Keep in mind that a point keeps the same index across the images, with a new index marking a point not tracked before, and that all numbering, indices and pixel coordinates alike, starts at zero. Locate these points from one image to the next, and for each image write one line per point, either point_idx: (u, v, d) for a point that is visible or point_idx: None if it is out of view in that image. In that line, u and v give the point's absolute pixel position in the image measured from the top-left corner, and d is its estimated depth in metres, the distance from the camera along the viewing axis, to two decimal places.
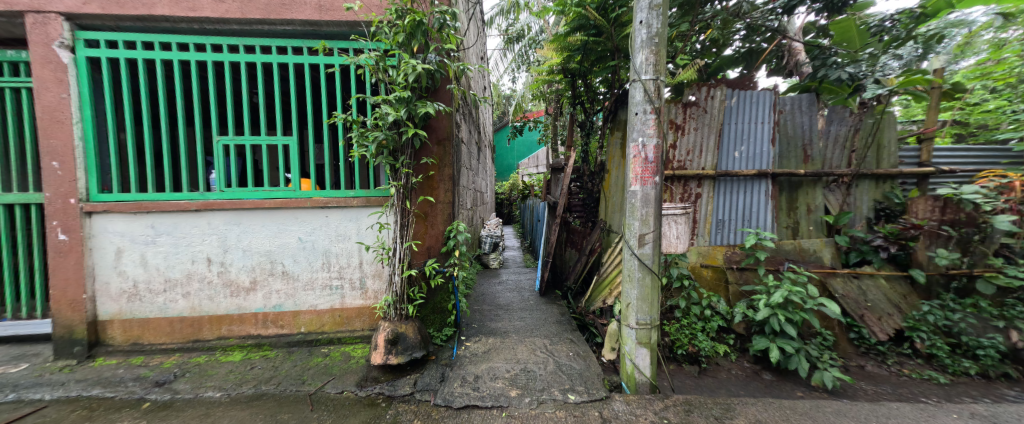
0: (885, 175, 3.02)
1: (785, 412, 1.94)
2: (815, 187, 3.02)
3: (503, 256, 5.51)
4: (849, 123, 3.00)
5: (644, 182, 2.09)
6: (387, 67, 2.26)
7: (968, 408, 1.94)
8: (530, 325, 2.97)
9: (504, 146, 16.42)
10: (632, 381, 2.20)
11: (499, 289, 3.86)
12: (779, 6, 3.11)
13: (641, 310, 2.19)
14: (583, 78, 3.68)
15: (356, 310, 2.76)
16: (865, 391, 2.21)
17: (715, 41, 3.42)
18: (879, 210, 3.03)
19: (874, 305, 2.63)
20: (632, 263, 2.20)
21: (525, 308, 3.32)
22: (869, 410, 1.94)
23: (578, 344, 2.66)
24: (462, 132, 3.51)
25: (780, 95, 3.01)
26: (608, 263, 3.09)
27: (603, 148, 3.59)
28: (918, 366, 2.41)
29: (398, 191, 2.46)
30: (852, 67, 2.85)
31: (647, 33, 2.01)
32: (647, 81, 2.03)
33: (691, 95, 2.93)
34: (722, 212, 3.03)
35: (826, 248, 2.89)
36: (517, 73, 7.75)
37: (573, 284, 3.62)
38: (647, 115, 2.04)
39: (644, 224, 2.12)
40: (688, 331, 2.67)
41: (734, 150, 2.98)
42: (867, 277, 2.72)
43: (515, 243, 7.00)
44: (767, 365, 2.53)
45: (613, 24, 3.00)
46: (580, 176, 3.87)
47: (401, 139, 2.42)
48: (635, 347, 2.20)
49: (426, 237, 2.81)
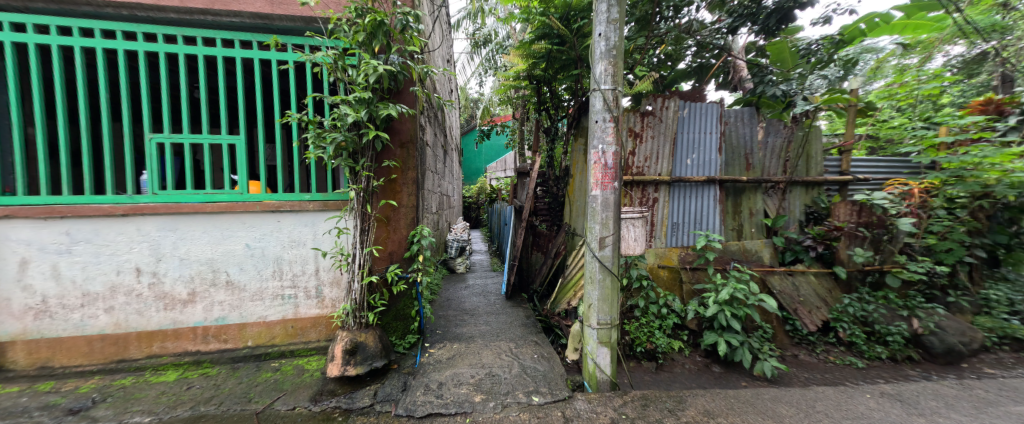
0: (814, 183, 3.37)
1: (730, 401, 2.12)
2: (756, 193, 3.29)
3: (470, 260, 5.42)
4: (784, 135, 3.30)
5: (604, 188, 2.19)
6: (346, 66, 2.21)
7: (879, 388, 2.20)
8: (496, 329, 2.96)
9: (472, 149, 16.40)
10: (594, 380, 2.29)
11: (465, 293, 3.81)
12: (724, 26, 3.39)
13: (602, 310, 2.29)
14: (548, 84, 3.73)
15: (311, 320, 2.62)
16: (799, 378, 2.45)
17: (669, 55, 3.63)
18: (809, 214, 3.36)
19: (806, 299, 2.88)
20: (593, 264, 2.29)
21: (491, 312, 3.30)
22: (801, 395, 2.16)
23: (542, 346, 2.71)
24: (427, 135, 3.46)
25: (725, 108, 3.26)
26: (572, 266, 3.18)
27: (567, 153, 3.66)
28: (841, 353, 2.69)
29: (358, 194, 2.40)
30: (784, 85, 3.28)
31: (605, 46, 2.13)
32: (607, 90, 2.14)
33: (648, 105, 3.10)
34: (677, 216, 3.21)
35: (765, 248, 3.11)
36: (484, 77, 7.81)
37: (539, 287, 3.63)
38: (606, 123, 2.16)
39: (604, 227, 2.22)
40: (647, 329, 2.80)
41: (686, 158, 3.19)
42: (800, 275, 2.96)
43: (482, 247, 6.96)
44: (716, 358, 2.73)
45: (576, 35, 3.10)
46: (545, 181, 3.88)
47: (361, 140, 2.36)
48: (597, 346, 2.28)
49: (388, 243, 2.72)
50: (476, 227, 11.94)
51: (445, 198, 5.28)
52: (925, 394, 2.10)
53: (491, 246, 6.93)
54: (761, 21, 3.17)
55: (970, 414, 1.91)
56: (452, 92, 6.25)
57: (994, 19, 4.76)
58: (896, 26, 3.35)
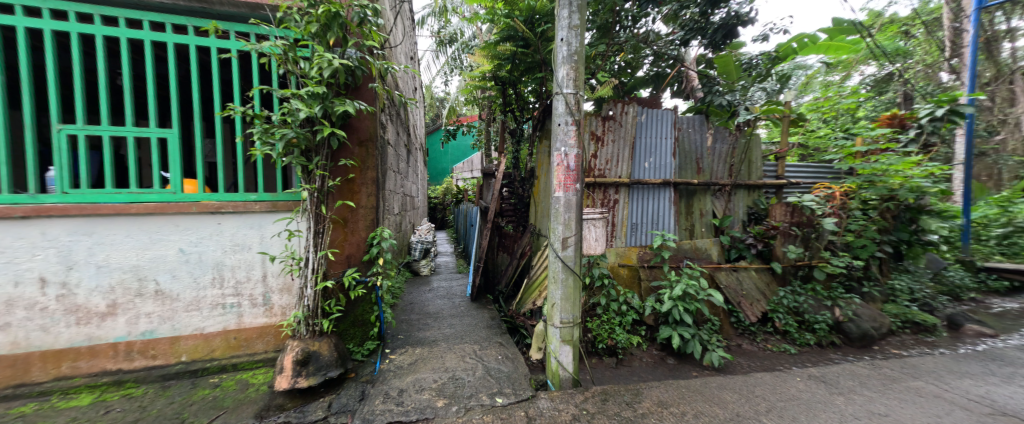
0: (755, 186, 3.68)
1: (682, 391, 2.26)
2: (706, 195, 3.53)
3: (435, 262, 5.31)
4: (729, 141, 3.57)
5: (566, 189, 2.24)
6: (297, 58, 2.09)
7: (808, 371, 2.44)
8: (460, 331, 2.92)
9: (439, 149, 16.11)
10: (557, 378, 2.33)
11: (429, 296, 3.71)
12: (677, 38, 3.60)
13: (565, 309, 2.34)
14: (513, 86, 3.70)
15: (257, 330, 2.43)
16: (742, 366, 2.65)
17: (629, 63, 3.80)
18: (751, 215, 3.67)
19: (748, 293, 3.13)
20: (556, 264, 2.33)
21: (455, 315, 3.25)
22: (743, 382, 2.35)
23: (506, 347, 2.72)
24: (388, 133, 3.34)
25: (679, 114, 3.47)
26: (537, 266, 3.23)
27: (533, 155, 3.71)
28: (778, 341, 2.95)
29: (312, 194, 2.26)
30: (729, 96, 3.59)
31: (567, 51, 2.18)
32: (569, 94, 2.20)
33: (609, 110, 3.22)
34: (635, 216, 3.36)
35: (713, 247, 3.39)
36: (450, 76, 7.71)
37: (505, 287, 3.63)
38: (568, 126, 2.21)
39: (567, 228, 2.28)
40: (608, 325, 2.90)
41: (644, 161, 3.35)
42: (743, 270, 3.22)
43: (448, 249, 6.84)
44: (671, 351, 2.89)
45: (540, 38, 3.15)
46: (511, 183, 3.89)
47: (315, 137, 2.23)
48: (560, 345, 2.33)
49: (345, 245, 2.58)
50: (442, 228, 11.74)
51: (409, 198, 5.13)
52: (845, 375, 2.37)
53: (457, 247, 6.84)
54: (710, 35, 3.42)
55: (878, 389, 2.18)
56: (416, 91, 6.10)
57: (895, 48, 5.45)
58: (821, 47, 3.75)
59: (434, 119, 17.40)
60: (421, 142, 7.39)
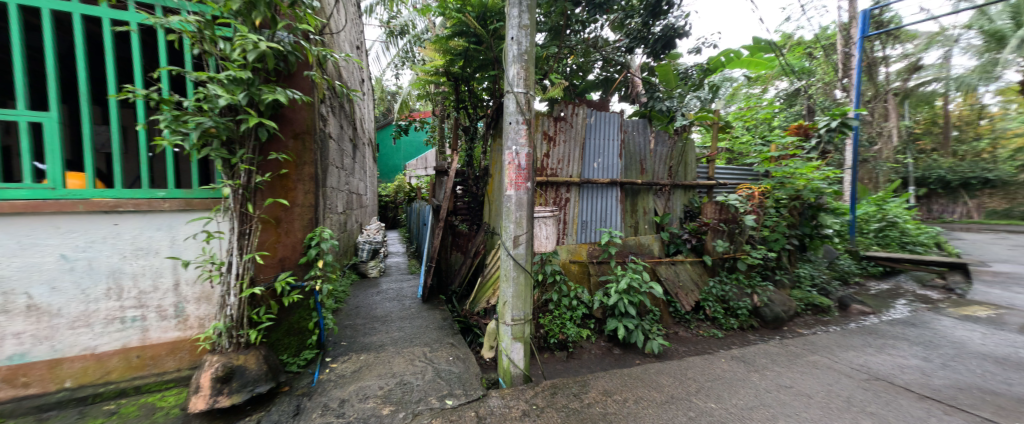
0: (690, 186, 4.03)
1: (625, 379, 2.40)
2: (649, 194, 3.77)
3: (385, 263, 5.07)
4: (668, 144, 3.83)
5: (517, 187, 2.26)
6: (216, 38, 1.86)
7: (732, 352, 2.72)
8: (409, 334, 2.82)
9: (391, 145, 15.45)
10: (508, 376, 2.34)
11: (377, 299, 3.53)
12: (622, 46, 3.84)
13: (516, 307, 2.35)
14: (467, 83, 3.69)
15: (168, 346, 2.13)
16: (678, 352, 2.88)
17: (580, 67, 3.91)
18: (687, 212, 4.01)
19: (684, 284, 3.41)
20: (508, 263, 2.33)
21: (405, 317, 3.13)
22: (677, 366, 2.55)
23: (458, 347, 2.68)
24: (329, 127, 3.11)
25: (625, 118, 3.67)
26: (490, 265, 3.24)
27: (486, 153, 3.69)
28: (708, 326, 3.25)
29: (236, 191, 2.02)
30: (668, 102, 3.85)
31: (517, 50, 2.19)
32: (519, 93, 2.21)
33: (560, 111, 3.30)
34: (585, 214, 3.49)
35: (655, 242, 3.57)
36: (401, 69, 7.44)
37: (458, 287, 3.56)
38: (519, 125, 2.23)
39: (518, 226, 2.29)
40: (559, 320, 2.98)
41: (594, 161, 3.49)
42: (680, 263, 3.50)
43: (400, 249, 6.58)
44: (617, 341, 3.05)
45: (492, 36, 3.12)
46: (465, 181, 3.82)
47: (240, 128, 1.99)
48: (511, 342, 2.34)
49: (277, 248, 2.34)
50: (393, 227, 11.27)
51: (356, 197, 4.82)
52: (761, 354, 2.67)
53: (410, 247, 6.59)
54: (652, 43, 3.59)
55: (786, 365, 2.49)
56: (364, 82, 5.79)
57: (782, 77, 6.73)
58: (745, 62, 4.21)
59: (387, 113, 16.62)
60: (370, 137, 7.02)
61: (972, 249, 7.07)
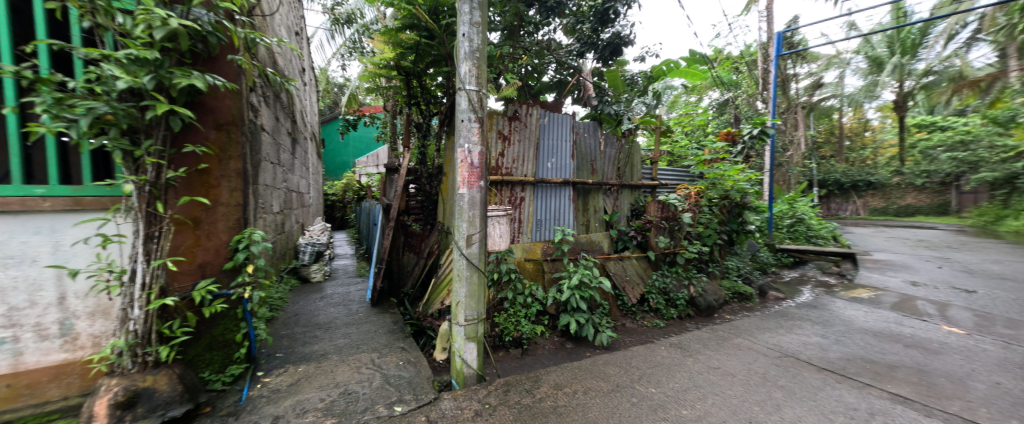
0: (636, 186, 4.29)
1: (576, 372, 2.49)
2: (599, 193, 3.95)
3: (331, 266, 4.74)
4: (616, 146, 4.04)
5: (470, 186, 2.23)
6: (113, 10, 1.59)
7: (672, 340, 2.94)
8: (356, 340, 2.67)
9: (339, 140, 14.53)
10: (460, 377, 2.31)
11: (320, 304, 3.29)
12: (574, 50, 3.97)
13: (469, 306, 2.32)
14: (418, 78, 3.57)
15: (50, 371, 1.73)
16: (625, 342, 3.05)
17: (535, 68, 4.01)
18: (633, 210, 4.27)
19: (631, 278, 3.62)
20: (461, 262, 2.29)
21: (351, 323, 2.96)
22: (623, 356, 2.70)
23: (409, 351, 2.58)
24: (262, 118, 2.85)
25: (577, 120, 3.80)
26: (444, 265, 3.18)
27: (440, 151, 3.62)
28: (651, 317, 3.49)
29: (142, 189, 1.76)
30: (616, 106, 4.11)
31: (469, 47, 2.16)
32: (471, 91, 2.19)
33: (514, 111, 3.32)
34: (539, 213, 3.56)
35: (605, 239, 3.77)
36: (348, 60, 7.02)
37: (410, 289, 3.44)
38: (472, 123, 2.21)
39: (471, 225, 2.26)
40: (514, 318, 3.00)
41: (548, 161, 3.56)
42: (627, 259, 3.71)
43: (348, 251, 6.20)
44: (569, 336, 3.15)
45: (444, 31, 3.06)
46: (418, 179, 3.69)
47: (146, 116, 1.73)
48: (464, 343, 2.31)
49: (195, 252, 2.04)
50: (341, 228, 10.61)
51: (296, 195, 4.45)
52: (696, 339, 2.92)
53: (359, 249, 6.25)
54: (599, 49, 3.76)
55: (715, 348, 2.75)
56: (305, 72, 5.37)
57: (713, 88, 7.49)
58: (684, 72, 4.57)
59: (334, 106, 15.57)
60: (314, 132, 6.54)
61: (858, 240, 8.43)
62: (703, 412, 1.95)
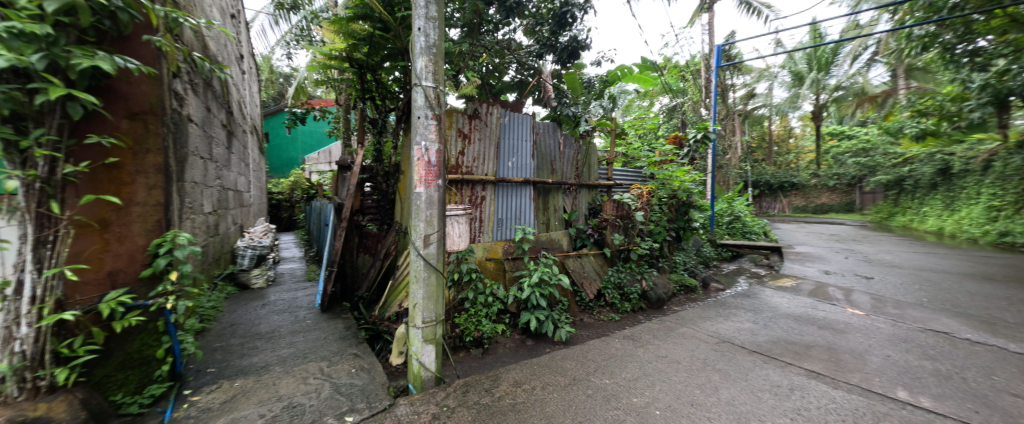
0: (593, 186, 4.46)
1: (534, 368, 2.53)
2: (558, 192, 4.05)
3: (275, 271, 4.38)
4: (575, 147, 4.17)
5: (428, 185, 2.17)
6: None
7: (624, 332, 3.10)
8: (303, 349, 2.49)
9: (285, 135, 13.54)
10: (418, 380, 2.25)
11: (261, 312, 3.03)
12: (534, 51, 4.05)
13: (427, 308, 2.26)
14: (373, 72, 3.42)
15: None
16: (583, 337, 3.16)
17: (496, 67, 4.04)
18: (591, 209, 4.44)
19: (588, 275, 3.75)
20: (418, 263, 2.22)
21: (298, 331, 2.76)
22: (580, 350, 2.80)
23: (362, 357, 2.47)
24: (187, 107, 2.57)
25: (537, 120, 3.86)
26: (402, 266, 3.08)
27: (397, 148, 3.50)
28: (607, 310, 3.65)
29: (31, 186, 1.48)
30: (575, 108, 4.31)
31: (425, 42, 2.10)
32: (428, 87, 2.13)
33: (474, 109, 3.29)
34: (500, 212, 3.56)
35: (565, 237, 3.87)
36: (296, 49, 6.55)
37: (365, 293, 3.28)
38: (429, 120, 2.15)
39: (429, 225, 2.20)
40: (474, 318, 2.98)
41: (508, 160, 3.58)
42: (585, 256, 3.84)
43: (295, 254, 5.77)
44: (530, 333, 3.19)
45: (400, 24, 2.96)
46: (373, 177, 3.53)
47: (35, 100, 1.46)
48: (422, 345, 2.25)
49: (104, 259, 1.75)
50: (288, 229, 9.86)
51: (233, 193, 4.04)
52: (647, 331, 3.10)
53: (308, 251, 5.84)
54: (558, 51, 3.86)
55: (663, 338, 2.94)
56: (244, 59, 4.91)
57: (662, 94, 8.02)
58: (638, 78, 4.80)
59: (280, 97, 14.42)
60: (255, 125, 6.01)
61: (783, 235, 9.49)
62: (651, 399, 2.07)
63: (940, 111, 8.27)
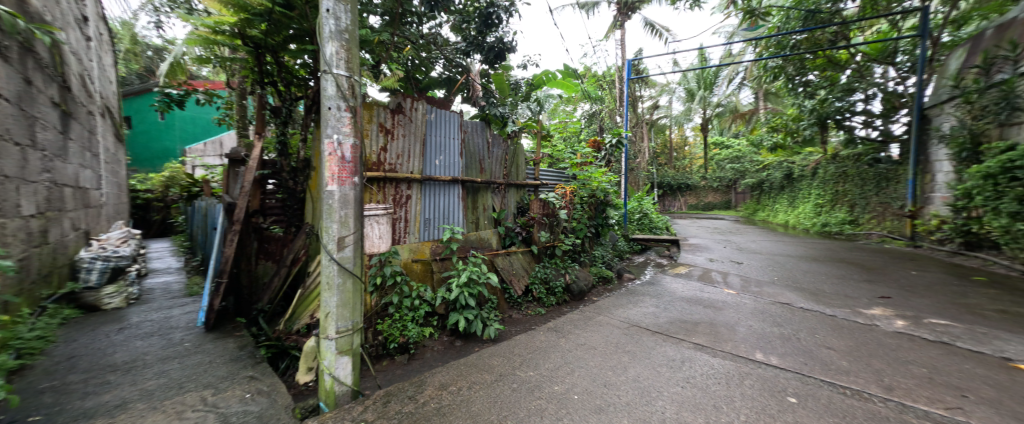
0: (520, 185, 4.61)
1: (461, 369, 2.51)
2: (487, 191, 4.08)
3: (140, 287, 3.57)
4: (503, 147, 4.27)
5: (342, 182, 1.97)
6: None
7: (548, 324, 3.27)
8: (179, 379, 2.07)
9: (159, 123, 11.50)
10: (331, 397, 2.04)
11: (118, 339, 2.44)
12: (462, 48, 4.01)
13: (342, 317, 2.06)
14: (274, 54, 3.02)
15: None
16: (511, 332, 3.23)
17: (421, 61, 3.92)
18: (519, 208, 4.57)
19: (517, 272, 3.85)
20: (331, 269, 2.00)
21: (172, 357, 2.29)
22: (507, 345, 2.86)
23: (260, 379, 2.15)
24: None
25: (465, 119, 3.83)
26: (313, 273, 2.77)
27: (306, 142, 3.17)
28: (534, 305, 3.80)
29: None
30: (502, 108, 4.40)
31: (335, 26, 1.90)
32: (340, 76, 1.93)
33: (397, 103, 3.11)
34: (428, 212, 3.44)
35: (494, 236, 3.91)
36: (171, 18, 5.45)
37: (267, 305, 2.87)
38: (341, 112, 1.95)
39: (343, 226, 1.99)
40: (400, 323, 2.81)
41: (435, 159, 3.48)
42: (514, 254, 3.95)
43: (172, 264, 4.79)
44: (459, 334, 3.15)
45: (306, 3, 2.67)
46: (277, 173, 3.09)
47: None
48: (335, 358, 2.04)
49: None
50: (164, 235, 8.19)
51: (71, 189, 3.15)
52: (568, 321, 3.32)
53: (190, 261, 4.89)
54: (486, 50, 3.87)
55: (582, 327, 3.18)
56: (89, 22, 3.89)
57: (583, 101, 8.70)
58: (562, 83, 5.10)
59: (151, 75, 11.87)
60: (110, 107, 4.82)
61: (681, 229, 11.05)
62: (570, 385, 2.21)
63: (786, 128, 10.84)
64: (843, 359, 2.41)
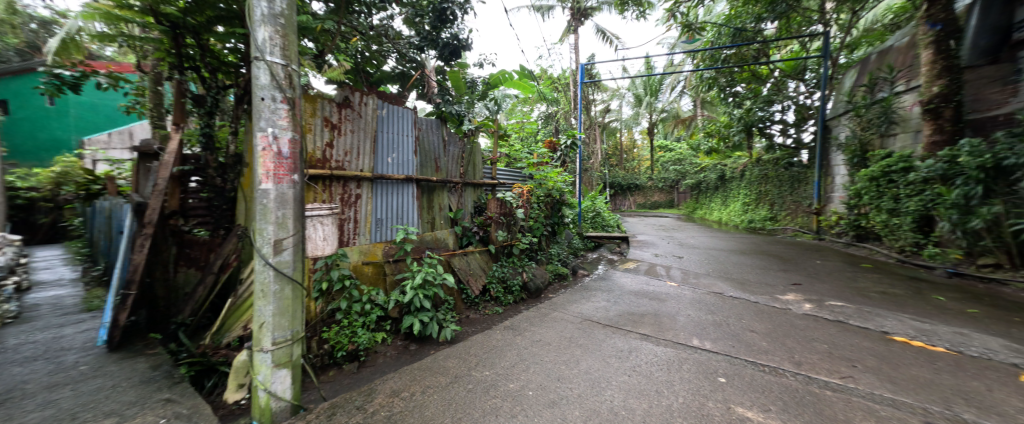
0: (477, 184, 4.59)
1: (414, 373, 2.44)
2: (443, 191, 4.00)
3: (18, 303, 2.99)
4: (460, 146, 4.22)
5: (278, 180, 1.80)
6: None
7: (505, 323, 3.29)
8: (71, 408, 1.76)
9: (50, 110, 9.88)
10: (267, 415, 1.86)
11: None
12: (416, 43, 3.90)
13: (279, 326, 1.90)
14: (197, 36, 2.71)
15: None
16: (468, 333, 3.21)
17: (371, 54, 3.75)
18: (477, 207, 4.55)
19: (474, 272, 3.83)
20: (266, 274, 1.83)
21: (63, 384, 1.94)
22: (463, 346, 2.83)
23: (179, 401, 1.90)
24: None
25: (419, 116, 3.73)
26: (246, 280, 2.52)
27: (237, 135, 2.89)
28: (491, 304, 3.80)
29: None
30: (458, 106, 4.34)
31: (268, 9, 1.73)
32: (275, 63, 1.76)
33: (345, 96, 2.91)
34: (380, 212, 3.29)
35: (451, 236, 3.84)
36: None
37: (190, 318, 2.55)
38: (277, 104, 1.78)
39: (280, 228, 1.83)
40: (348, 330, 2.63)
41: (387, 156, 3.33)
42: (471, 254, 3.92)
43: (65, 275, 4.09)
44: (413, 337, 3.06)
45: None
46: (201, 169, 2.76)
47: None
48: (271, 372, 1.88)
49: None
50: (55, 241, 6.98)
51: None
52: (524, 319, 3.37)
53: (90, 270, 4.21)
54: (440, 46, 3.80)
55: (538, 323, 3.24)
56: None
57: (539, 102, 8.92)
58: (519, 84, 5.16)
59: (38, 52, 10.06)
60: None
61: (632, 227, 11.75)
62: (524, 381, 2.25)
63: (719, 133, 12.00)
64: (764, 340, 2.71)
